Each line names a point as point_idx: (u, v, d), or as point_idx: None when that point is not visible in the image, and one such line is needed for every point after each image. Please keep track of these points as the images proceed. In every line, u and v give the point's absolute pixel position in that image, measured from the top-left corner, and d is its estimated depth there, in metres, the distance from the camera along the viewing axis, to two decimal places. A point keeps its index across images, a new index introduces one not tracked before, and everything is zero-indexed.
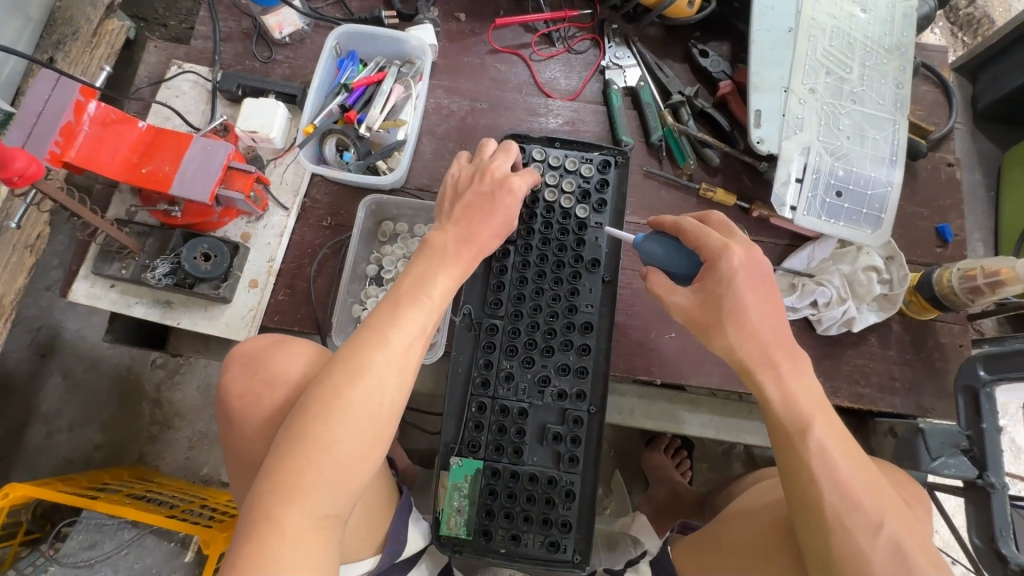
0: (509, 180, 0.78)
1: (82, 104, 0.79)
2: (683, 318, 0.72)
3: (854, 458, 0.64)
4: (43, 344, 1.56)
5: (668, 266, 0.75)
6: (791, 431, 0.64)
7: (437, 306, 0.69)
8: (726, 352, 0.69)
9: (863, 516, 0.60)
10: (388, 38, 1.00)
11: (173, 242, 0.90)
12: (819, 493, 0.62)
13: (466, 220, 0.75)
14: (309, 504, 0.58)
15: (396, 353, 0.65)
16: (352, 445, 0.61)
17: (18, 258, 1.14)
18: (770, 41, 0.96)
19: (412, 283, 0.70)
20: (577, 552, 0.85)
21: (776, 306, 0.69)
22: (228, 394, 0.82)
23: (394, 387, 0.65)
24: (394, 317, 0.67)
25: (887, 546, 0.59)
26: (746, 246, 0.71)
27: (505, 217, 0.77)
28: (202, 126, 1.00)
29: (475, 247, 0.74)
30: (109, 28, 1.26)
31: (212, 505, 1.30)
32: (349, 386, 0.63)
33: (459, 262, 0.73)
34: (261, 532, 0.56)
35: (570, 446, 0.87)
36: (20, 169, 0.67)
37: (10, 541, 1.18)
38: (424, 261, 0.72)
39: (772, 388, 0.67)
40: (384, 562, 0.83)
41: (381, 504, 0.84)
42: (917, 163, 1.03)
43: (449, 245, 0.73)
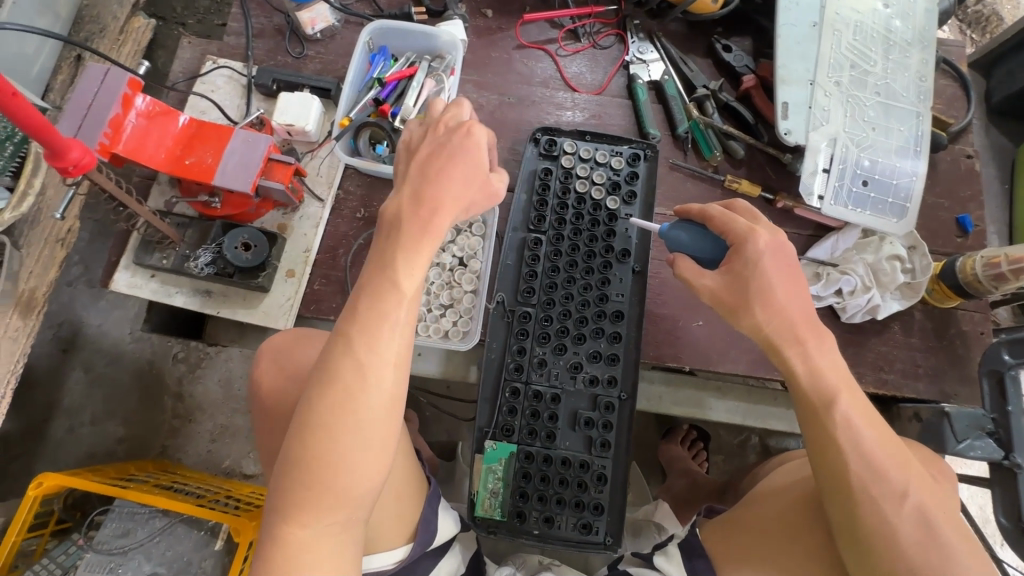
0: (467, 124, 0.71)
1: (128, 98, 0.81)
2: (712, 300, 0.73)
3: (881, 431, 0.66)
4: (67, 339, 1.58)
5: (696, 252, 0.77)
6: (817, 404, 0.67)
7: (402, 294, 0.63)
8: (754, 331, 0.70)
9: (888, 486, 0.63)
10: (419, 34, 1.02)
11: (214, 233, 0.92)
12: (845, 464, 0.64)
13: (422, 180, 0.68)
14: (309, 522, 0.60)
15: (364, 355, 0.62)
16: (334, 458, 0.60)
17: (50, 251, 1.16)
18: (795, 36, 0.98)
19: (373, 273, 0.64)
20: (609, 534, 0.87)
21: (800, 287, 0.71)
22: (267, 380, 0.84)
23: (366, 390, 0.61)
24: (354, 318, 0.63)
25: (913, 516, 0.62)
26: (772, 231, 0.73)
27: (469, 170, 0.69)
28: (239, 120, 1.02)
29: (436, 215, 0.66)
30: (135, 25, 1.30)
31: (237, 495, 1.32)
32: (321, 399, 0.61)
33: (419, 237, 0.65)
34: (276, 549, 0.60)
35: (602, 431, 0.89)
36: (75, 160, 0.69)
37: (41, 530, 1.20)
38: (381, 246, 0.66)
39: (799, 364, 0.69)
40: (416, 550, 0.84)
41: (410, 492, 0.85)
42: (937, 155, 1.05)
43: (406, 220, 0.66)
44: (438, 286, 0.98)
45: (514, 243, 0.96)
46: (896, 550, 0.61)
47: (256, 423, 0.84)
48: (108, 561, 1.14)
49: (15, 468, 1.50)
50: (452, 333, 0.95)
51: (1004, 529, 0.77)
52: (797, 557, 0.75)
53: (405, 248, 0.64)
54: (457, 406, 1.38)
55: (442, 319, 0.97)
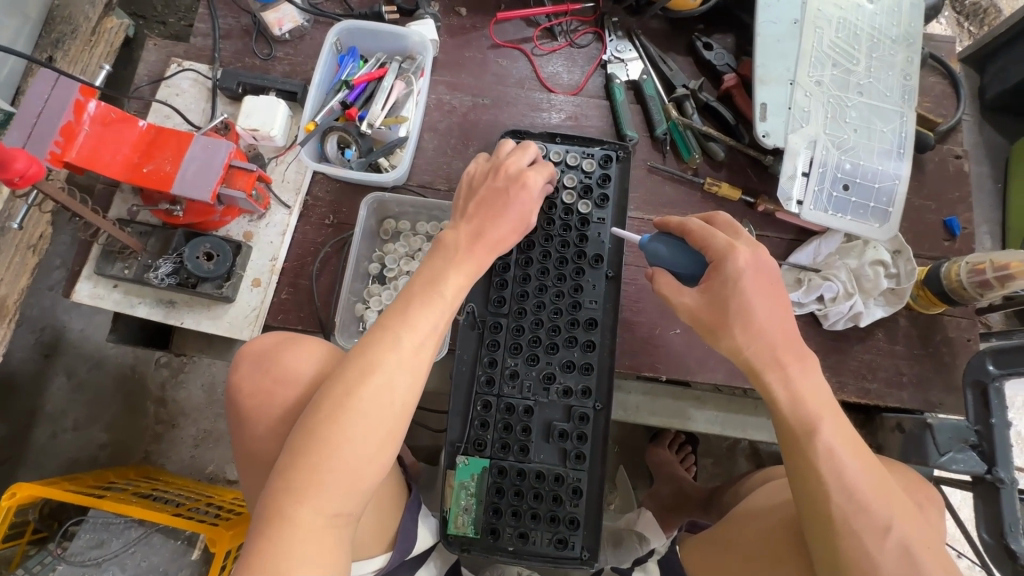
0: (524, 175, 0.77)
1: (81, 104, 0.79)
2: (690, 319, 0.71)
3: (865, 459, 0.63)
4: (48, 344, 1.56)
5: (673, 266, 0.74)
6: (799, 432, 0.64)
7: (449, 305, 0.69)
8: (733, 353, 0.68)
9: (871, 520, 0.60)
10: (388, 33, 0.99)
11: (175, 242, 0.90)
12: (827, 495, 0.61)
13: (481, 217, 0.74)
14: (316, 502, 0.59)
15: (407, 353, 0.65)
16: (363, 443, 0.61)
17: (21, 259, 1.14)
18: (774, 34, 0.95)
19: (424, 281, 0.69)
20: (585, 549, 0.85)
21: (783, 306, 0.68)
22: (245, 386, 0.81)
23: (405, 386, 0.64)
24: (405, 317, 0.66)
25: (897, 551, 0.59)
26: (751, 246, 0.70)
27: (518, 216, 0.75)
28: (203, 125, 0.99)
29: (489, 245, 0.73)
30: (108, 26, 1.26)
31: (218, 503, 1.30)
32: (360, 385, 0.63)
33: (471, 260, 0.72)
34: (274, 528, 0.57)
35: (576, 443, 0.87)
36: (21, 170, 0.66)
37: (18, 539, 1.19)
38: (434, 259, 0.71)
39: (779, 390, 0.66)
40: (395, 559, 0.83)
41: (389, 502, 0.83)
42: (924, 155, 1.01)
43: (460, 242, 0.73)
44: None
45: None
46: None
47: (234, 429, 0.81)
48: (83, 572, 1.13)
49: None
50: None
51: (986, 546, 0.74)
52: None
53: (454, 265, 0.70)
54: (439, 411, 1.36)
55: None
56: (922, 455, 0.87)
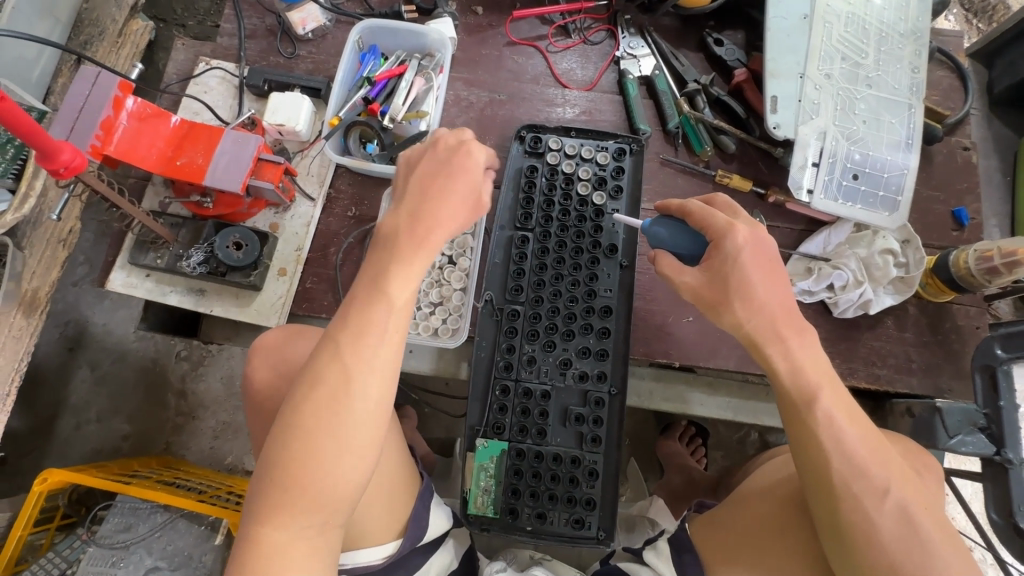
0: (467, 144, 0.72)
1: (120, 100, 0.83)
2: (692, 297, 0.73)
3: (863, 426, 0.65)
4: (73, 338, 1.61)
5: (675, 247, 0.77)
6: (798, 401, 0.66)
7: (395, 303, 0.65)
8: (734, 327, 0.70)
9: (870, 483, 0.62)
10: (408, 32, 1.02)
11: (206, 232, 0.94)
12: (827, 461, 0.64)
13: (416, 199, 0.69)
14: (284, 523, 0.60)
15: (352, 361, 0.63)
16: (316, 460, 0.60)
17: (52, 252, 1.18)
18: (784, 28, 0.97)
19: (365, 283, 0.66)
20: (601, 529, 0.87)
21: (780, 280, 0.71)
22: (264, 373, 0.84)
23: (353, 396, 0.62)
24: (345, 325, 0.64)
25: (895, 513, 0.62)
26: (750, 225, 0.72)
27: (461, 194, 0.70)
28: (231, 121, 1.03)
29: (431, 229, 0.68)
30: (134, 28, 1.33)
31: (238, 491, 1.34)
32: (307, 403, 0.62)
33: (414, 250, 0.67)
34: (248, 550, 0.60)
35: (592, 427, 0.89)
36: (66, 161, 0.70)
37: (48, 525, 1.23)
38: (374, 258, 0.67)
39: (780, 361, 0.68)
40: (406, 545, 0.84)
41: (402, 490, 0.85)
42: (933, 147, 1.03)
43: (400, 231, 0.67)
44: (427, 285, 0.99)
45: (501, 241, 0.97)
46: (878, 548, 0.61)
47: (250, 423, 0.85)
48: (111, 555, 1.16)
49: (23, 464, 1.53)
50: (441, 331, 0.96)
51: (995, 525, 0.76)
52: (784, 555, 0.74)
53: (398, 260, 0.66)
54: (454, 402, 1.39)
55: (431, 317, 0.97)
56: (930, 437, 0.88)
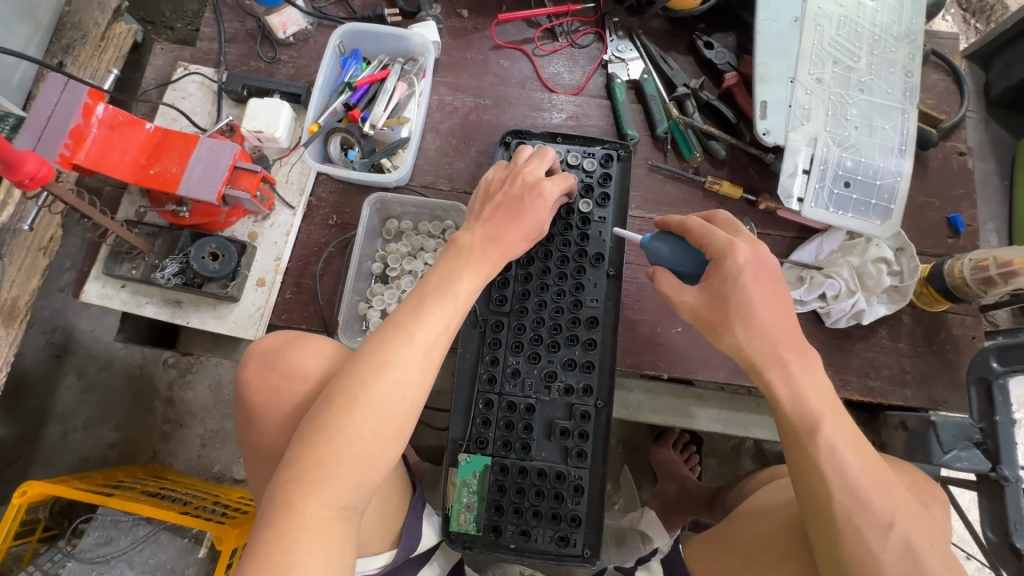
0: (540, 185, 0.78)
1: (90, 107, 0.80)
2: (691, 317, 0.71)
3: (867, 456, 0.63)
4: (59, 345, 1.59)
5: (676, 266, 0.74)
6: (800, 428, 0.64)
7: (461, 304, 0.70)
8: (734, 350, 0.68)
9: (874, 517, 0.60)
10: (391, 36, 1.00)
11: (182, 242, 0.91)
12: (828, 491, 0.61)
13: (496, 221, 0.76)
14: (325, 493, 0.59)
15: (420, 349, 0.66)
16: (373, 438, 0.62)
17: (32, 260, 1.16)
18: (774, 31, 0.95)
19: (437, 279, 0.71)
20: (587, 546, 0.85)
21: (782, 300, 0.69)
22: (257, 384, 0.81)
23: (416, 383, 0.65)
24: (418, 314, 0.67)
25: (898, 548, 0.59)
26: (752, 243, 0.70)
27: (532, 226, 0.77)
28: (209, 127, 1.01)
29: (501, 249, 0.75)
30: (117, 31, 1.29)
31: (224, 501, 1.32)
32: (373, 381, 0.63)
33: (483, 261, 0.73)
34: (281, 520, 0.58)
35: (578, 441, 0.87)
36: (31, 172, 0.67)
37: (29, 537, 1.21)
38: (447, 261, 0.73)
39: (780, 386, 0.66)
40: (399, 557, 0.82)
41: (393, 500, 0.83)
42: (927, 152, 1.01)
43: (473, 245, 0.74)
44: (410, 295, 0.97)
45: None
46: None
47: (241, 432, 0.81)
48: (92, 569, 1.14)
49: (8, 473, 1.51)
50: None
51: (990, 544, 0.73)
52: None
53: (466, 269, 0.72)
54: (443, 410, 1.37)
55: None
56: (924, 452, 0.87)
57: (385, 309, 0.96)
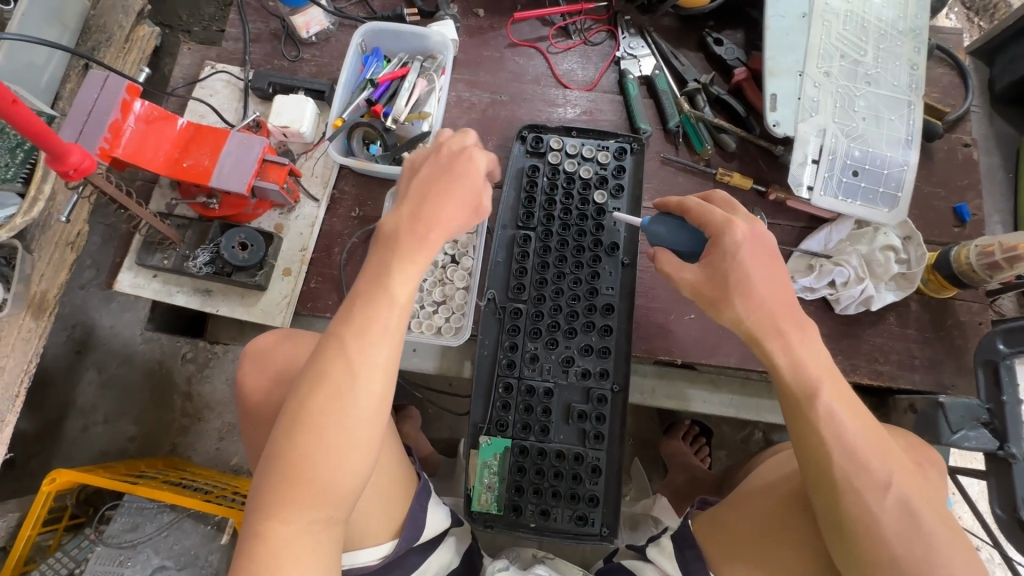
0: (468, 151, 0.71)
1: (127, 103, 0.84)
2: (692, 293, 0.74)
3: (866, 423, 0.66)
4: (80, 341, 1.62)
5: (675, 245, 0.77)
6: (800, 395, 0.67)
7: (398, 301, 0.65)
8: (735, 324, 0.71)
9: (872, 478, 0.63)
10: (410, 34, 1.04)
11: (212, 233, 0.95)
12: (828, 455, 0.64)
13: (422, 202, 0.68)
14: (290, 518, 0.61)
15: (355, 360, 0.63)
16: (321, 454, 0.61)
17: (60, 254, 1.20)
18: (783, 27, 0.98)
19: (369, 281, 0.66)
20: (605, 525, 0.88)
21: (782, 278, 0.71)
22: (257, 382, 0.84)
23: (357, 396, 0.63)
24: (349, 322, 0.64)
25: (897, 506, 0.62)
26: (749, 221, 0.73)
27: (467, 194, 0.70)
28: (236, 123, 1.05)
29: (434, 229, 0.67)
30: (140, 33, 1.35)
31: (244, 491, 1.34)
32: (311, 399, 0.62)
33: (416, 248, 0.67)
34: (255, 548, 0.60)
35: (595, 423, 0.90)
36: (75, 163, 0.71)
37: (56, 525, 1.24)
38: (377, 254, 0.67)
39: (780, 356, 0.69)
40: (402, 546, 0.84)
41: (398, 492, 0.85)
42: (933, 144, 1.04)
43: (401, 229, 0.67)
44: (430, 284, 1.01)
45: (504, 240, 0.97)
46: (881, 542, 0.61)
47: (242, 429, 0.85)
48: (118, 554, 1.17)
49: (31, 465, 1.55)
50: (446, 329, 0.97)
51: (998, 520, 0.76)
52: (787, 551, 0.74)
53: (396, 261, 0.66)
54: (457, 402, 1.40)
55: (435, 315, 0.99)
56: (934, 433, 0.88)
57: None
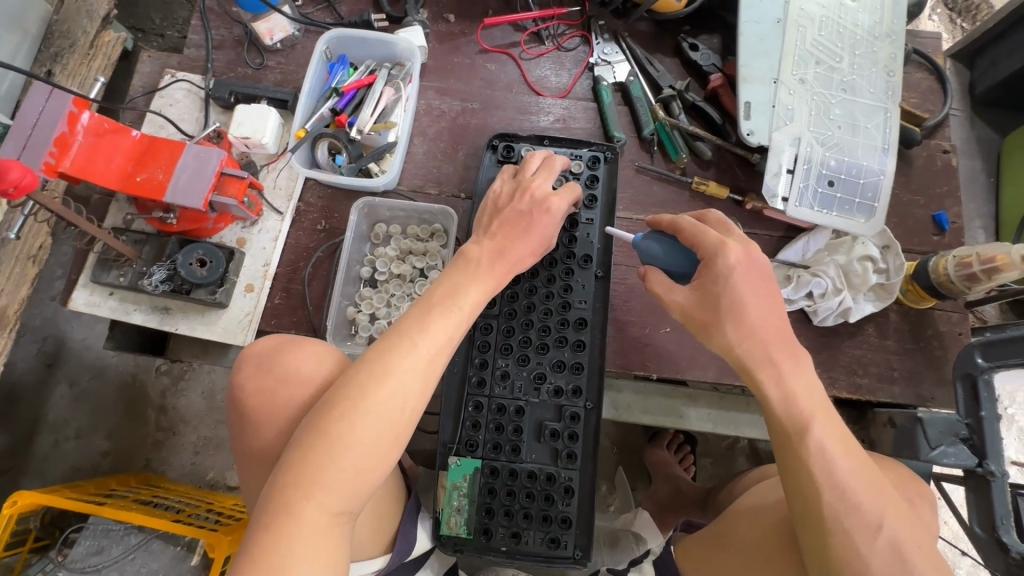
0: (548, 201, 0.79)
1: (75, 115, 0.81)
2: (682, 317, 0.72)
3: (858, 459, 0.63)
4: (50, 354, 1.58)
5: (667, 264, 0.76)
6: (789, 430, 0.65)
7: (465, 316, 0.70)
8: (725, 351, 0.69)
9: (862, 518, 0.60)
10: (377, 41, 1.01)
11: (169, 249, 0.91)
12: (817, 493, 0.61)
13: (504, 235, 0.76)
14: (323, 502, 0.60)
15: (422, 360, 0.66)
16: (374, 447, 0.62)
17: (21, 269, 1.15)
18: (758, 33, 0.96)
19: (444, 292, 0.71)
20: (578, 548, 0.85)
21: (775, 302, 0.69)
22: (252, 395, 0.79)
23: (417, 396, 0.65)
24: (423, 323, 0.67)
25: (887, 550, 0.58)
26: (743, 243, 0.70)
27: (540, 240, 0.79)
28: (196, 133, 1.01)
29: (508, 264, 0.75)
30: (105, 39, 1.26)
31: (218, 508, 1.31)
32: (375, 388, 0.63)
33: (490, 273, 0.73)
34: (276, 526, 0.58)
35: (568, 442, 0.87)
36: (15, 181, 0.67)
37: (20, 547, 1.19)
38: (456, 269, 0.73)
39: (772, 389, 0.66)
40: (394, 561, 0.82)
41: (390, 506, 0.83)
42: (911, 151, 1.02)
43: (481, 257, 0.74)
44: (398, 299, 0.98)
45: None
46: None
47: (233, 433, 0.81)
48: None
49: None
50: None
51: (977, 539, 0.74)
52: None
53: (473, 279, 0.72)
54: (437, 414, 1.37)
55: None
56: (912, 448, 0.87)
57: (374, 313, 0.98)
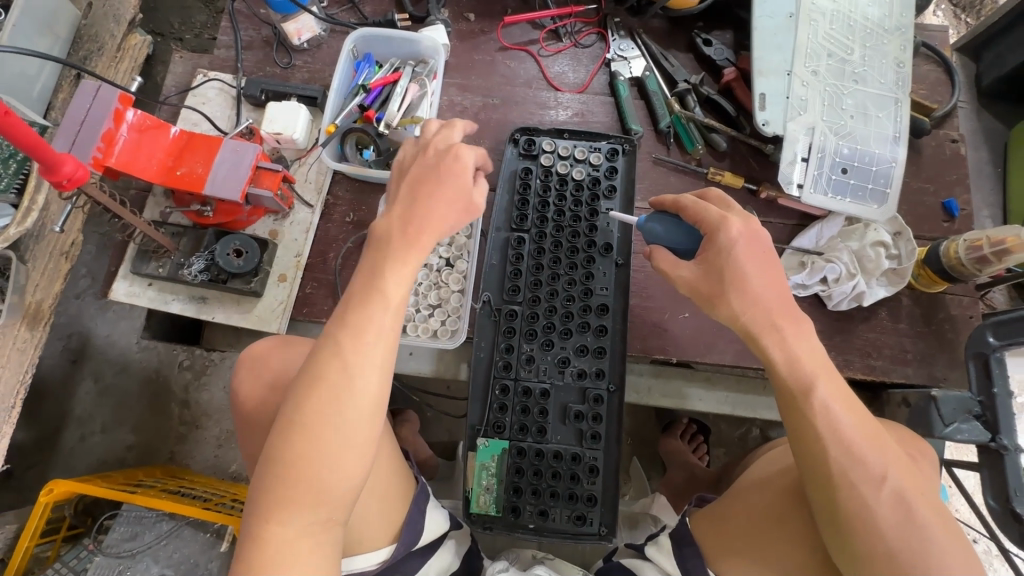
0: (455, 148, 0.73)
1: (120, 112, 0.84)
2: (689, 291, 0.75)
3: (861, 416, 0.66)
4: (75, 351, 1.61)
5: (671, 243, 0.78)
6: (796, 393, 0.67)
7: (390, 302, 0.66)
8: (731, 320, 0.71)
9: (866, 471, 0.63)
10: (402, 39, 1.04)
11: (207, 240, 0.95)
12: (824, 451, 0.65)
13: (414, 199, 0.70)
14: (289, 519, 0.61)
15: (351, 361, 0.64)
16: (324, 451, 0.62)
17: (55, 265, 1.19)
18: (771, 27, 0.99)
19: (363, 280, 0.67)
20: (603, 525, 0.88)
21: (776, 274, 0.71)
22: (250, 391, 0.84)
23: (354, 395, 0.63)
24: (343, 323, 0.65)
25: (890, 498, 0.63)
26: (744, 218, 0.73)
27: (456, 194, 0.71)
28: (229, 130, 1.05)
29: (424, 231, 0.68)
30: (133, 43, 1.36)
31: (243, 498, 1.34)
32: (309, 399, 0.63)
33: (404, 246, 0.67)
34: (254, 549, 0.60)
35: (592, 423, 0.90)
36: (68, 173, 0.71)
37: (54, 536, 1.23)
38: (369, 255, 0.68)
39: (777, 353, 0.69)
40: (400, 552, 0.83)
41: (395, 492, 0.85)
42: (921, 141, 1.05)
43: (392, 230, 0.69)
44: (426, 287, 1.01)
45: (499, 242, 0.98)
46: (878, 537, 0.61)
47: (240, 433, 0.86)
48: (117, 564, 1.17)
49: (27, 477, 1.54)
50: (441, 332, 0.98)
51: (992, 511, 0.76)
52: (782, 544, 0.75)
53: (390, 259, 0.67)
54: (456, 405, 1.40)
55: (431, 319, 1.00)
56: (926, 426, 0.88)
57: None
